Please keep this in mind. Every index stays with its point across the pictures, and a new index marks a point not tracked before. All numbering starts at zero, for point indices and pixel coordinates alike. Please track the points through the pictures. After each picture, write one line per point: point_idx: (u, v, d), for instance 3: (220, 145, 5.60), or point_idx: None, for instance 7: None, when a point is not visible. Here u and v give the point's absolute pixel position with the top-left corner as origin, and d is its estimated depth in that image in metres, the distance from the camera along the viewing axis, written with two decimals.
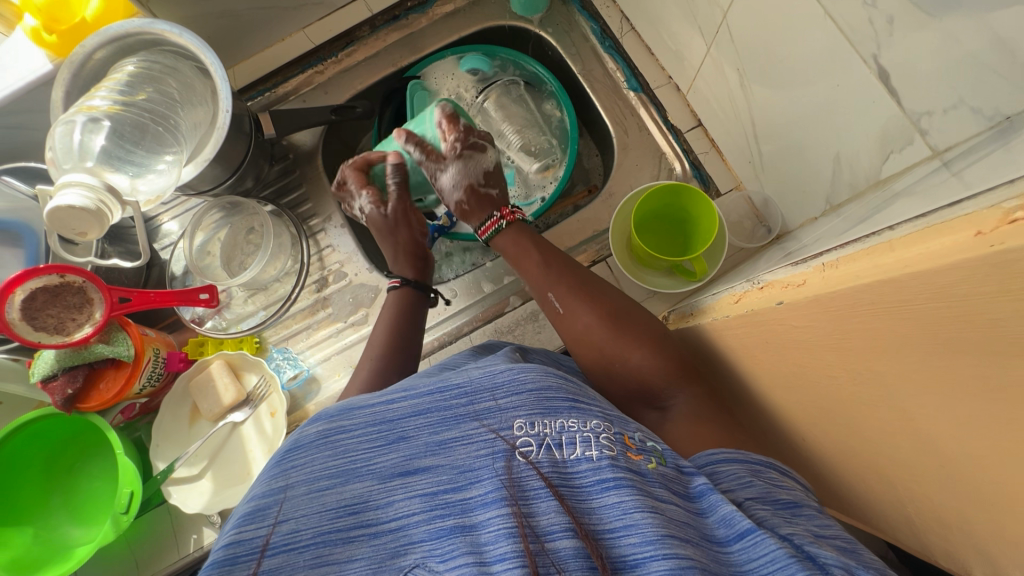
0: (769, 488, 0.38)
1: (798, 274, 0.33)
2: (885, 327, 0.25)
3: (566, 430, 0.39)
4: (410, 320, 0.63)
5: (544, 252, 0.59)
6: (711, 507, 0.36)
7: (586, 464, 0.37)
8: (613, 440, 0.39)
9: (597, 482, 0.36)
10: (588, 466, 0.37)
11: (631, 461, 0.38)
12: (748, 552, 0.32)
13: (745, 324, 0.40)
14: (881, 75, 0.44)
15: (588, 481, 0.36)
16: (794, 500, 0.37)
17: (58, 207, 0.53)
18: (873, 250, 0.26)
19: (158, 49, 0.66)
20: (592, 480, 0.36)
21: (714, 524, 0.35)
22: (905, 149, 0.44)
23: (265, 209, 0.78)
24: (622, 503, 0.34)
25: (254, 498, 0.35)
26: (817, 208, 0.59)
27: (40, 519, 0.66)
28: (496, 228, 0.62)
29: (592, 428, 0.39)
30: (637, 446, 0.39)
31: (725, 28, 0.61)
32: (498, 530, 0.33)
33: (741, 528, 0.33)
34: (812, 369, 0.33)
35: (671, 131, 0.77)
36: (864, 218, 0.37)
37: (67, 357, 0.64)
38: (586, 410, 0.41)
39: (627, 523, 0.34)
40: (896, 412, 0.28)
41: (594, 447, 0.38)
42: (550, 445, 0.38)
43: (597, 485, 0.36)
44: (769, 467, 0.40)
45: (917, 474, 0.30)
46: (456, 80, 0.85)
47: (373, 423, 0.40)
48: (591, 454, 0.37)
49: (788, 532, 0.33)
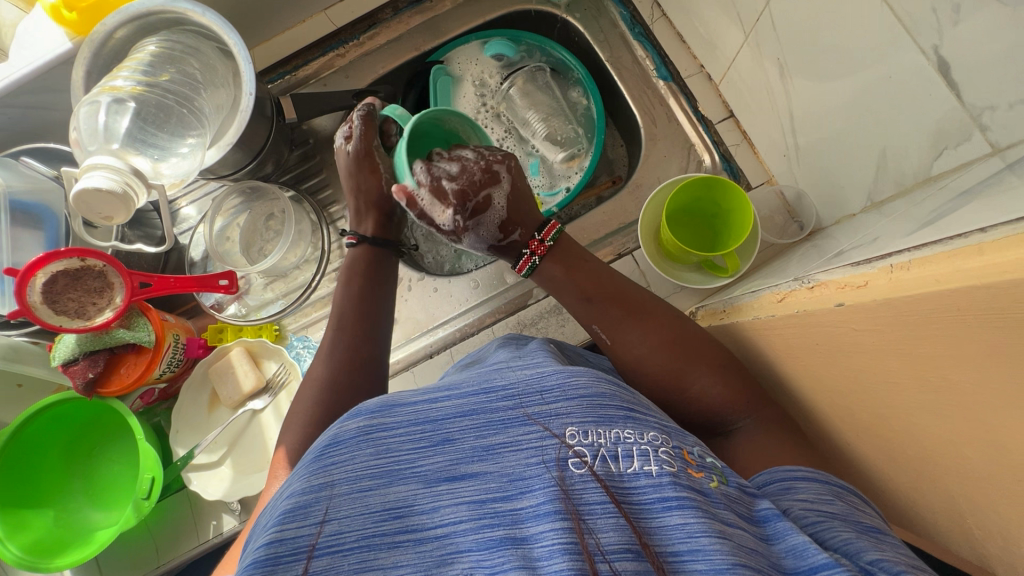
0: (848, 511, 0.37)
1: (860, 275, 0.32)
2: (969, 336, 0.24)
3: (622, 441, 0.38)
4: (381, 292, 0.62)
5: (582, 279, 0.57)
6: (779, 535, 0.35)
7: (645, 480, 0.36)
8: (672, 455, 0.38)
9: (658, 500, 0.35)
10: (647, 482, 0.36)
11: (692, 479, 0.37)
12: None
13: (794, 324, 0.39)
14: (940, 68, 0.42)
15: (649, 498, 0.35)
16: (875, 526, 0.37)
17: (84, 189, 0.51)
18: (957, 253, 0.25)
19: (181, 28, 0.65)
20: (653, 498, 0.35)
21: (783, 553, 0.34)
22: (961, 145, 0.43)
23: (285, 195, 0.77)
24: (686, 525, 0.34)
25: (294, 495, 0.34)
26: (857, 204, 0.57)
27: (60, 502, 0.66)
28: (529, 267, 0.59)
29: (650, 441, 0.39)
30: (698, 462, 0.39)
31: (766, 16, 0.58)
32: (552, 546, 0.32)
33: (814, 562, 0.32)
34: (870, 373, 0.32)
35: (701, 122, 0.76)
36: (925, 217, 0.36)
37: (88, 342, 0.63)
38: (643, 421, 0.41)
39: (693, 547, 0.33)
40: (968, 422, 0.27)
41: (654, 462, 0.37)
42: (606, 457, 0.37)
43: (659, 503, 0.35)
44: (853, 494, 0.39)
45: (983, 487, 0.29)
46: (480, 65, 0.83)
47: (417, 423, 0.39)
48: (650, 470, 0.37)
49: (874, 557, 0.33)
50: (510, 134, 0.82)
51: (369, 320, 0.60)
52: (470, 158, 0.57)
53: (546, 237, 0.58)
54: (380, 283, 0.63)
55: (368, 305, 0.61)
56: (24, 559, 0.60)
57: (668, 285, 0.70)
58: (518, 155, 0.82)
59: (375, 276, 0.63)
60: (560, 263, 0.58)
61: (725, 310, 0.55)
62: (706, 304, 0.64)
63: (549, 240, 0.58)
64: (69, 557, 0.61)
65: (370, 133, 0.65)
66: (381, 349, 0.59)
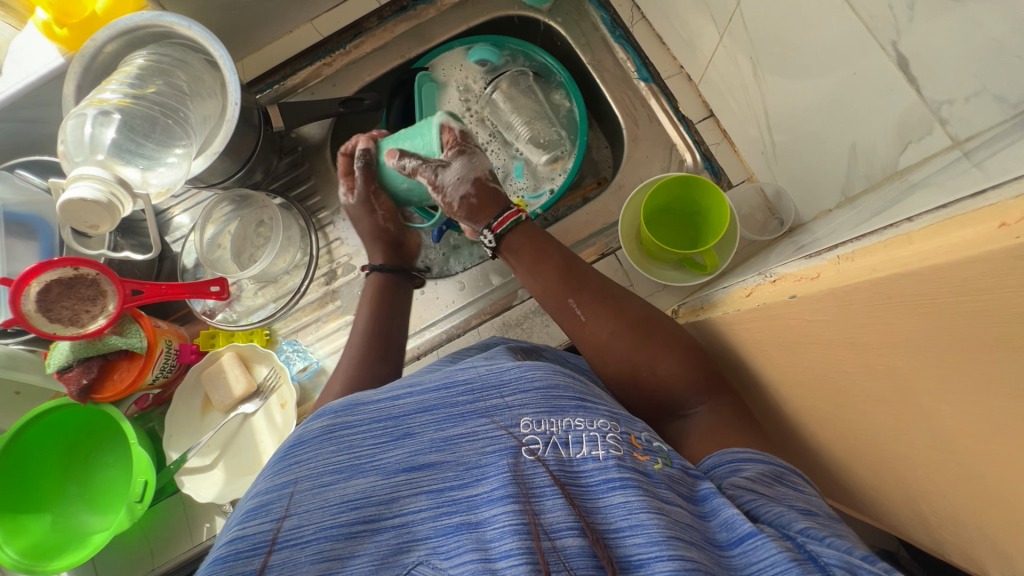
0: (786, 493, 0.39)
1: (812, 267, 0.33)
2: (902, 323, 0.25)
3: (572, 428, 0.41)
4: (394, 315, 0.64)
5: (561, 260, 0.59)
6: (714, 511, 0.38)
7: (593, 463, 0.39)
8: (619, 440, 0.41)
9: (603, 481, 0.38)
10: (594, 465, 0.39)
11: (637, 461, 0.40)
12: (747, 556, 0.34)
13: (758, 318, 0.40)
14: (900, 63, 0.43)
15: (595, 480, 0.38)
16: (810, 507, 0.38)
17: (71, 200, 0.53)
18: (890, 243, 0.25)
19: (169, 41, 0.66)
20: (598, 480, 0.38)
21: (716, 527, 0.37)
22: (924, 139, 0.43)
23: (274, 202, 0.78)
24: (628, 503, 0.36)
25: (259, 494, 0.37)
26: (832, 199, 0.58)
27: (57, 506, 0.67)
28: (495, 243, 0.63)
29: (599, 427, 0.42)
30: (644, 446, 0.42)
31: (738, 16, 0.59)
32: (504, 527, 0.35)
33: (742, 532, 0.35)
34: (824, 364, 0.33)
35: (682, 122, 0.76)
36: (882, 209, 0.36)
37: (82, 348, 0.65)
38: (592, 409, 0.43)
39: (632, 523, 0.35)
40: (911, 407, 0.28)
41: (601, 447, 0.40)
42: (556, 443, 0.40)
43: (604, 484, 0.38)
44: (794, 475, 0.41)
45: (932, 471, 0.30)
46: (464, 71, 0.84)
47: (380, 419, 0.41)
48: (597, 454, 0.40)
49: (801, 528, 0.35)
50: (495, 138, 0.84)
51: (388, 344, 0.61)
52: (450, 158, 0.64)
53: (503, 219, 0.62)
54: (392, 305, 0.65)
55: (391, 334, 0.62)
56: (21, 562, 0.61)
57: (649, 283, 0.71)
58: (502, 159, 0.83)
59: (387, 296, 0.65)
60: (526, 246, 0.61)
61: (702, 306, 0.56)
62: (686, 302, 0.65)
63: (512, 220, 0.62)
64: (65, 559, 0.63)
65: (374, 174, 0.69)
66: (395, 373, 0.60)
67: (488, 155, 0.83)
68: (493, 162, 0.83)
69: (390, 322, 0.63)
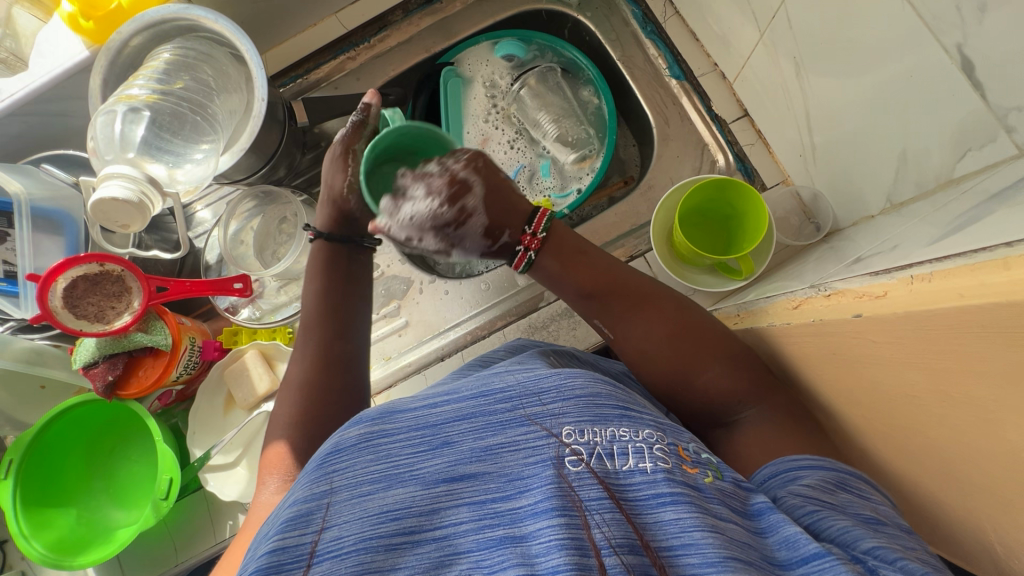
0: (850, 503, 0.38)
1: (878, 285, 0.32)
2: (994, 353, 0.24)
3: (617, 439, 0.40)
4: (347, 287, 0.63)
5: (583, 271, 0.57)
6: (773, 527, 0.37)
7: (640, 476, 0.38)
8: (667, 452, 0.40)
9: (652, 496, 0.37)
10: (641, 479, 0.38)
11: (687, 475, 0.39)
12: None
13: (810, 333, 0.38)
14: (964, 67, 0.41)
15: (643, 494, 0.37)
16: (878, 516, 0.37)
17: (102, 199, 0.53)
18: (983, 266, 0.24)
19: (194, 35, 0.65)
20: (647, 494, 0.37)
21: (776, 544, 0.35)
22: (985, 147, 0.41)
23: (298, 198, 0.78)
24: (680, 520, 0.35)
25: (297, 503, 0.36)
26: (875, 206, 0.56)
27: (82, 501, 0.67)
28: (527, 263, 0.58)
29: (645, 439, 0.41)
30: (692, 458, 0.41)
31: (783, 13, 0.57)
32: (549, 542, 0.34)
33: (806, 552, 0.34)
34: (890, 386, 0.32)
35: (715, 121, 0.74)
36: (949, 225, 0.34)
37: (107, 345, 0.64)
38: (637, 419, 0.43)
39: (685, 541, 0.34)
40: (991, 437, 0.27)
41: (648, 459, 0.39)
42: (601, 454, 0.39)
43: (653, 499, 0.37)
44: (858, 480, 0.40)
45: (1008, 501, 0.29)
46: (490, 66, 0.82)
47: (418, 428, 0.41)
48: (644, 467, 0.39)
49: (870, 547, 0.34)
50: (521, 136, 0.82)
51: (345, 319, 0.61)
52: (436, 173, 0.54)
53: (537, 229, 0.56)
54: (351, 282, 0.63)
55: (343, 307, 0.61)
56: (48, 557, 0.61)
57: (680, 287, 0.70)
58: (529, 157, 0.82)
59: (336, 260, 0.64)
60: (555, 261, 0.58)
61: (739, 315, 0.55)
62: (719, 308, 0.64)
63: (542, 233, 0.57)
64: (90, 555, 0.62)
65: (354, 137, 0.64)
66: (360, 344, 0.61)
67: (515, 153, 0.82)
68: (519, 160, 0.82)
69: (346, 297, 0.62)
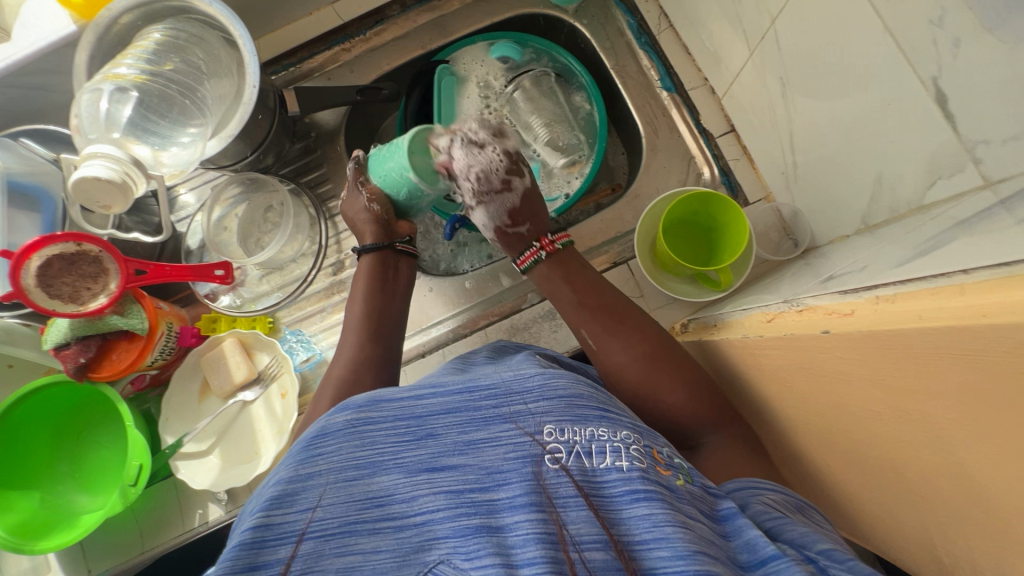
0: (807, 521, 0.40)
1: (846, 303, 0.33)
2: (950, 374, 0.25)
3: (596, 439, 0.41)
4: (385, 295, 0.65)
5: (577, 285, 0.61)
6: (736, 531, 0.38)
7: (616, 474, 0.39)
8: (642, 453, 0.41)
9: (626, 493, 0.38)
10: (617, 476, 0.39)
11: (660, 475, 0.40)
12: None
13: (781, 346, 0.40)
14: (939, 99, 0.43)
15: (618, 491, 0.38)
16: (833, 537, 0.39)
17: (84, 178, 0.52)
18: (941, 291, 0.26)
19: (186, 17, 0.64)
20: (621, 491, 0.38)
21: (738, 548, 0.37)
22: (954, 176, 0.43)
23: (284, 188, 0.77)
24: (653, 515, 0.36)
25: (281, 482, 0.36)
26: (850, 225, 0.58)
27: (47, 484, 0.66)
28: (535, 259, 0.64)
29: (622, 439, 0.41)
30: (666, 461, 0.42)
31: (772, 34, 0.59)
32: (526, 535, 0.35)
33: (764, 554, 0.35)
34: (852, 400, 0.33)
35: (703, 135, 0.76)
36: (915, 249, 0.36)
37: (81, 326, 0.63)
38: (616, 421, 0.43)
39: (657, 536, 0.35)
40: (943, 452, 0.28)
41: (625, 458, 0.40)
42: (579, 453, 0.40)
43: (628, 496, 0.38)
44: (812, 508, 0.42)
45: (955, 515, 0.30)
46: (485, 67, 0.83)
47: (403, 418, 0.41)
48: (620, 465, 0.39)
49: (824, 550, 0.36)
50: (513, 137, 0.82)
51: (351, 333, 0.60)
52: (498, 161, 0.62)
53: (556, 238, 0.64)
54: (396, 301, 0.65)
55: (389, 325, 0.63)
56: (8, 540, 0.60)
57: (660, 296, 0.71)
58: None
59: (379, 278, 0.65)
60: (554, 267, 0.63)
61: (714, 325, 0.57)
62: (694, 318, 0.66)
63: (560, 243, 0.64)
64: (52, 540, 0.61)
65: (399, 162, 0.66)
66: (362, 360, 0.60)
67: None
68: None
69: (393, 310, 0.64)
